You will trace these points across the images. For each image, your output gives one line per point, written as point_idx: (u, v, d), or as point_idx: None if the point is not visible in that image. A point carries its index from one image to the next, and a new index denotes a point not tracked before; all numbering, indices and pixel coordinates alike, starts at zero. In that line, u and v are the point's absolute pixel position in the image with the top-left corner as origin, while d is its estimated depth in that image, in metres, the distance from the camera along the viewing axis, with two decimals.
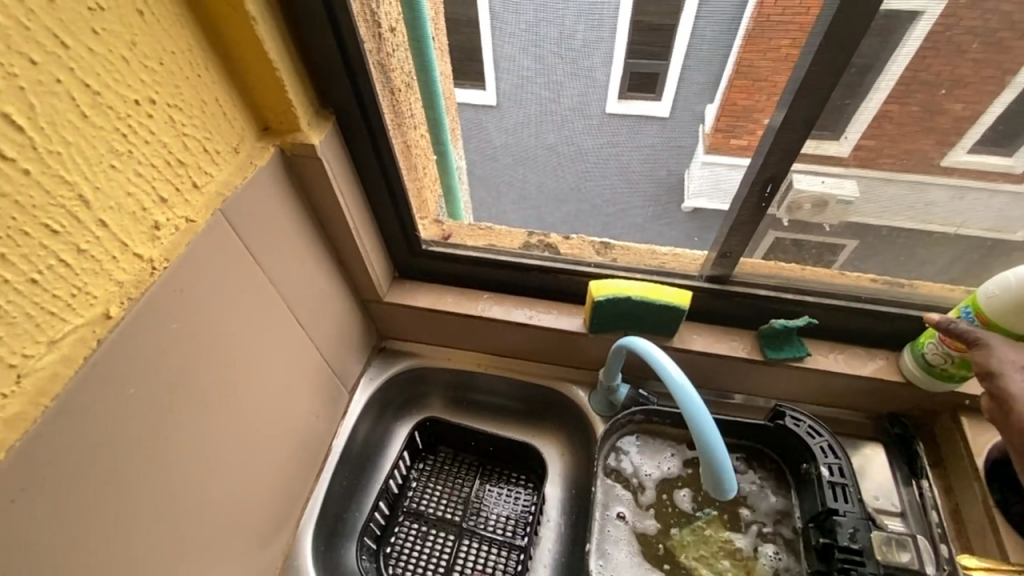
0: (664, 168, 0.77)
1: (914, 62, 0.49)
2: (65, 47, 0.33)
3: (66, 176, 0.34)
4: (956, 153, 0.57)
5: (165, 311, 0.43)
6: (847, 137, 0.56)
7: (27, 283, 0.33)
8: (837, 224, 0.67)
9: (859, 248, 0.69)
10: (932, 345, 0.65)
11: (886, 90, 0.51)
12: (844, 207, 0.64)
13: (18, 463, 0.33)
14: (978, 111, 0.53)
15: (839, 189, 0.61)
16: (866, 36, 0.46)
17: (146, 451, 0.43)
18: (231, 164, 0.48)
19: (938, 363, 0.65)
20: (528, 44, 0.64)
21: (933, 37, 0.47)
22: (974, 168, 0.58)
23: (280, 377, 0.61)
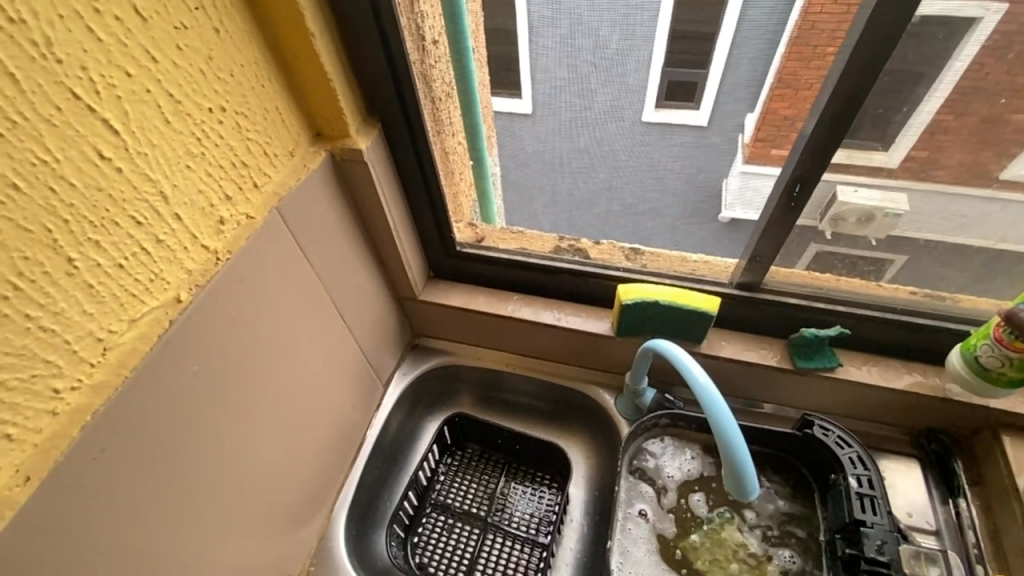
0: (692, 168, 0.93)
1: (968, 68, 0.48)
2: (155, 62, 0.37)
3: (149, 174, 0.39)
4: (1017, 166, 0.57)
5: (225, 299, 0.47)
6: (896, 148, 0.55)
7: (115, 267, 0.37)
8: (882, 238, 0.66)
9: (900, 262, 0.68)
10: (987, 348, 0.61)
11: (939, 100, 0.51)
12: (893, 220, 0.63)
13: (102, 425, 0.37)
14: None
15: (891, 204, 0.61)
16: (903, 42, 0.46)
17: (205, 426, 0.47)
18: (287, 166, 0.53)
19: (994, 368, 0.61)
20: (563, 58, 0.78)
21: (993, 43, 0.47)
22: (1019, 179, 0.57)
23: (321, 367, 0.65)
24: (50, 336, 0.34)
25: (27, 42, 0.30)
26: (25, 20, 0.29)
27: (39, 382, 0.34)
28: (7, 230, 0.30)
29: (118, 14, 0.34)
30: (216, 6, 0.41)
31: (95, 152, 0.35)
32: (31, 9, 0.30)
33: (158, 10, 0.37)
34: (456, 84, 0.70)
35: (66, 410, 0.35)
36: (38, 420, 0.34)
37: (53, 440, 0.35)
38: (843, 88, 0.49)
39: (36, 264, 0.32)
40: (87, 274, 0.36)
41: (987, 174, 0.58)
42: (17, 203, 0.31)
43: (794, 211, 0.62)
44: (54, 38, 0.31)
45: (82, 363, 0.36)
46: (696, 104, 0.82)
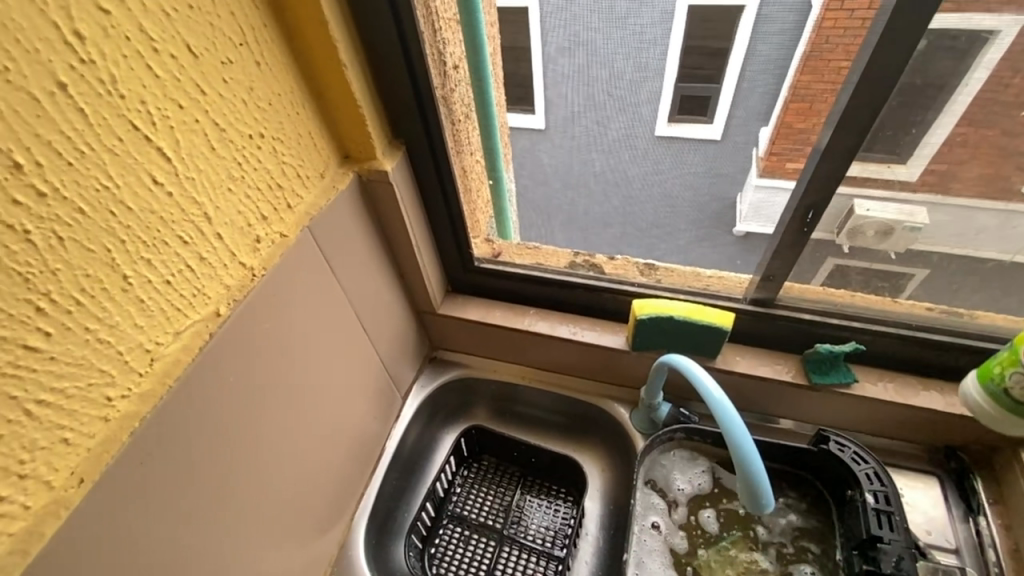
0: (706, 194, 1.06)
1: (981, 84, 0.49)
2: (203, 94, 0.41)
3: (195, 197, 0.42)
4: None
5: (259, 314, 0.50)
6: (917, 161, 0.57)
7: (163, 283, 0.40)
8: (903, 250, 0.68)
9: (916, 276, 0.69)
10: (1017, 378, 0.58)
11: (955, 116, 0.53)
12: (912, 233, 0.65)
13: (147, 431, 0.40)
14: None
15: (909, 217, 0.63)
16: (918, 61, 0.46)
17: (240, 433, 0.50)
18: (318, 187, 0.56)
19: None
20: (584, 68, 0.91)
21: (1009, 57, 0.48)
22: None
23: (345, 379, 0.67)
24: (104, 347, 0.36)
25: (95, 80, 0.33)
26: (94, 60, 0.33)
27: (94, 390, 0.36)
28: (72, 249, 0.33)
29: (173, 52, 0.38)
30: (258, 41, 0.45)
31: (149, 178, 0.38)
32: (100, 51, 0.33)
33: (208, 48, 0.40)
34: (475, 105, 0.73)
35: (117, 417, 0.38)
36: (93, 426, 0.36)
37: (105, 445, 0.37)
38: (852, 114, 0.49)
39: (96, 280, 0.35)
40: (139, 290, 0.38)
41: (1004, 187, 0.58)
42: (82, 225, 0.33)
43: (806, 231, 0.62)
44: (118, 76, 0.34)
45: (132, 373, 0.39)
46: (710, 116, 1.00)
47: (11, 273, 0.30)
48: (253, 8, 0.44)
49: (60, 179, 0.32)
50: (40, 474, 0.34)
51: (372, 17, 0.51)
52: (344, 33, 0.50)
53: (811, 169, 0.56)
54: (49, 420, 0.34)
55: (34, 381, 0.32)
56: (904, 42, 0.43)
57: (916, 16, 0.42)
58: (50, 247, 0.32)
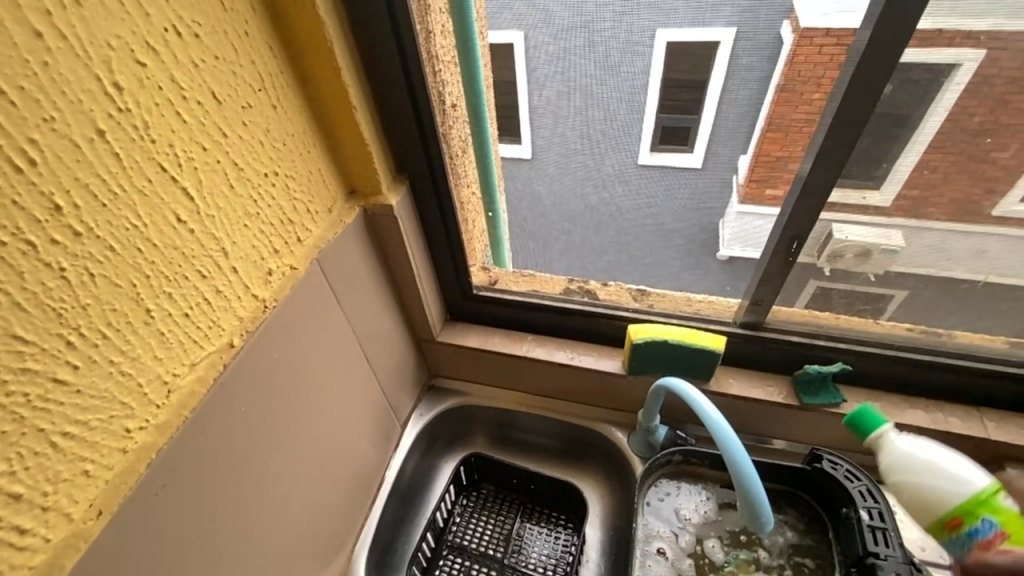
0: (695, 225, 1.10)
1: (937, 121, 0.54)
2: (225, 137, 0.43)
3: (214, 233, 0.43)
4: (1008, 202, 0.60)
5: (270, 343, 0.51)
6: (887, 187, 0.59)
7: (182, 316, 0.41)
8: (881, 275, 0.70)
9: (900, 298, 0.72)
10: None
11: (922, 144, 0.55)
12: (889, 256, 0.67)
13: (162, 462, 0.40)
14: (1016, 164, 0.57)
15: (885, 240, 0.65)
16: (887, 99, 0.50)
17: (250, 463, 0.50)
18: (326, 222, 0.58)
19: None
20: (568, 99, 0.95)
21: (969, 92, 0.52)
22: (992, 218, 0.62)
23: (347, 407, 0.68)
24: (126, 379, 0.37)
25: (130, 126, 0.35)
26: (130, 108, 0.35)
27: (115, 422, 0.37)
28: (102, 285, 0.35)
29: (200, 99, 0.40)
30: (275, 87, 0.48)
31: (173, 216, 0.39)
32: (135, 100, 0.35)
33: (230, 95, 0.43)
34: (473, 141, 0.76)
35: (134, 448, 0.38)
36: (111, 458, 0.37)
37: (123, 476, 0.37)
38: (829, 148, 0.54)
39: (122, 314, 0.36)
40: (159, 322, 0.39)
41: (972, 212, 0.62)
42: (111, 262, 0.35)
43: (791, 257, 0.66)
44: (150, 122, 0.37)
45: (150, 405, 0.40)
46: (690, 146, 0.95)
47: (45, 309, 0.31)
48: (272, 57, 0.47)
49: (93, 219, 0.34)
50: (62, 507, 0.34)
51: (379, 63, 0.54)
52: (355, 78, 0.53)
53: (791, 203, 0.60)
54: (73, 452, 0.34)
55: (61, 414, 0.33)
56: (874, 82, 0.48)
57: (884, 59, 0.46)
58: (81, 284, 0.33)
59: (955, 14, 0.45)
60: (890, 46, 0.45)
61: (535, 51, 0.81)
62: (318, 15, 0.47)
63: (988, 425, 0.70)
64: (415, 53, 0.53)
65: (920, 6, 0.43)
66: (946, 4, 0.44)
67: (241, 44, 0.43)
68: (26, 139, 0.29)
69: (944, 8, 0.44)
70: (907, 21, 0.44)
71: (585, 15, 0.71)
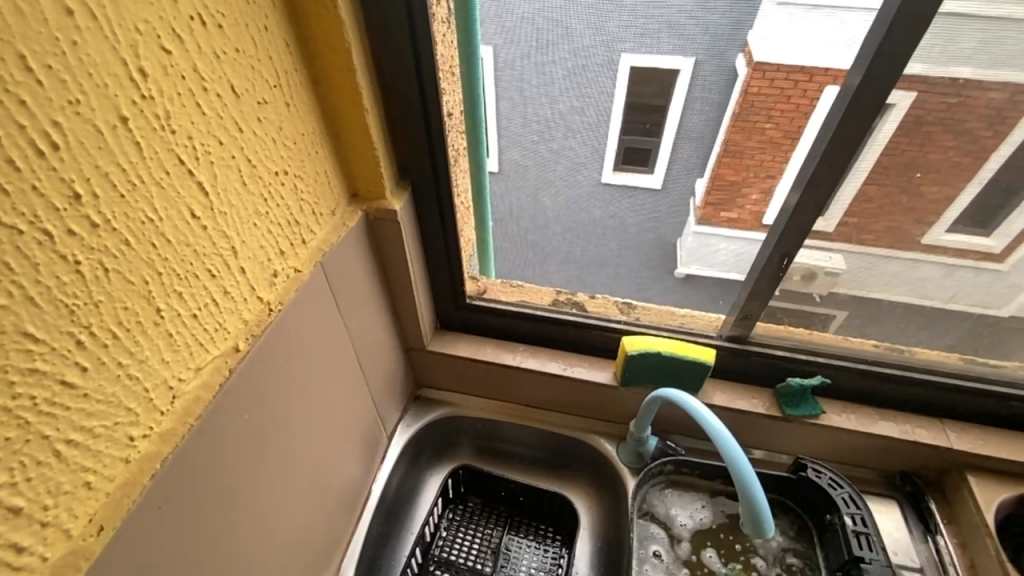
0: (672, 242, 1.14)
1: (915, 159, 0.58)
2: (240, 132, 0.41)
3: (226, 232, 0.41)
4: (936, 232, 0.67)
5: (274, 347, 0.48)
6: (831, 215, 0.64)
7: (190, 317, 0.39)
8: (826, 295, 0.75)
9: (848, 318, 0.79)
10: None
11: (864, 171, 0.59)
12: (832, 277, 0.73)
13: (168, 474, 0.38)
14: (955, 195, 0.62)
15: (830, 263, 0.70)
16: (872, 131, 0.54)
17: (249, 476, 0.48)
18: (329, 224, 0.56)
19: None
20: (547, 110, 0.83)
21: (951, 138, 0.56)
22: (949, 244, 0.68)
23: (340, 415, 0.65)
24: (132, 383, 0.35)
25: (153, 115, 0.33)
26: (153, 96, 0.33)
27: (118, 430, 0.34)
28: (115, 282, 0.32)
29: (219, 92, 0.38)
30: (289, 84, 0.46)
31: (188, 212, 0.37)
32: (159, 89, 0.33)
33: (248, 88, 0.41)
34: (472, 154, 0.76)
35: (137, 458, 0.36)
36: (113, 469, 0.34)
37: (125, 488, 0.35)
38: (820, 174, 0.57)
39: (132, 314, 0.34)
40: (168, 324, 0.37)
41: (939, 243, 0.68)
42: (125, 257, 0.33)
43: (779, 273, 0.69)
44: (172, 112, 0.35)
45: (155, 412, 0.37)
46: (652, 159, 0.98)
47: (58, 304, 0.29)
48: (288, 54, 0.45)
49: (111, 211, 0.31)
50: (61, 522, 0.31)
51: (392, 67, 0.53)
52: (369, 82, 0.52)
53: (783, 222, 0.63)
54: (76, 462, 0.32)
55: (66, 420, 0.31)
56: (865, 115, 0.51)
57: (875, 95, 0.50)
58: (95, 279, 0.31)
59: (944, 59, 0.48)
60: (882, 84, 0.49)
61: (552, 66, 0.74)
62: (339, 16, 0.46)
63: (951, 435, 0.75)
64: (431, 62, 0.53)
65: (908, 51, 0.46)
66: (937, 49, 0.47)
67: (260, 38, 0.42)
68: (49, 121, 0.27)
69: (934, 53, 0.48)
70: (895, 63, 0.47)
71: (607, 36, 0.67)
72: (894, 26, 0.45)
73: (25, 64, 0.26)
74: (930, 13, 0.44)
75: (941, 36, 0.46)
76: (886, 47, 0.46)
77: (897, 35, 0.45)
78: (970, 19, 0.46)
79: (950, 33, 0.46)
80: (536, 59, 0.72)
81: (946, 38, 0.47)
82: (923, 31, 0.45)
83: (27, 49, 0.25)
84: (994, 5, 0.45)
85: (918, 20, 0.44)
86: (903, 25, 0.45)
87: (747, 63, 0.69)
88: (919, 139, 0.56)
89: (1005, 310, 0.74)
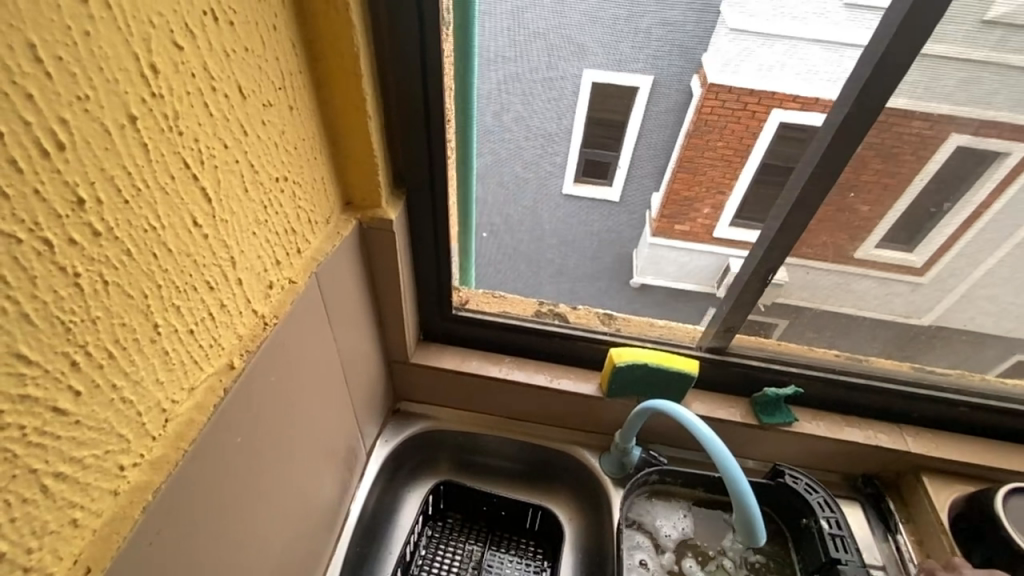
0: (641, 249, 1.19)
1: (892, 188, 0.62)
2: (245, 136, 0.39)
3: (226, 241, 0.39)
4: (866, 247, 0.71)
5: (269, 364, 0.45)
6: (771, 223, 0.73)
7: (186, 333, 0.36)
8: (767, 305, 0.77)
9: (787, 328, 0.83)
10: None
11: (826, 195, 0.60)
12: (776, 288, 0.74)
13: (162, 504, 0.34)
14: (925, 216, 0.66)
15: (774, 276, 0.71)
16: (852, 159, 0.57)
17: (237, 504, 0.44)
18: (323, 233, 0.54)
19: None
20: (548, 125, 0.77)
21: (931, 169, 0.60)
22: (879, 260, 0.73)
23: (324, 432, 0.62)
24: (126, 407, 0.32)
25: (161, 115, 0.31)
26: (163, 95, 0.30)
27: (109, 459, 0.31)
28: (114, 296, 0.29)
29: (227, 92, 0.36)
30: (292, 86, 0.44)
31: (190, 219, 0.35)
32: (169, 86, 0.31)
33: (254, 90, 0.39)
34: (458, 178, 0.69)
35: (126, 489, 0.32)
36: (100, 503, 0.31)
37: (113, 524, 0.31)
38: (805, 197, 0.60)
39: (130, 330, 0.31)
40: (164, 341, 0.34)
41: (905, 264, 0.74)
42: (126, 268, 0.30)
43: (762, 287, 0.72)
44: (180, 112, 0.32)
45: (146, 437, 0.34)
46: (610, 181, 0.98)
47: (54, 321, 0.26)
48: (294, 55, 0.43)
49: (114, 218, 0.28)
50: (44, 566, 0.28)
51: (396, 72, 0.52)
52: (372, 86, 0.51)
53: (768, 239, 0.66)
54: (63, 497, 0.28)
55: (56, 450, 0.27)
56: (851, 143, 0.55)
57: (859, 126, 0.53)
58: (94, 293, 0.28)
59: (927, 96, 0.52)
60: (866, 116, 0.52)
61: (561, 83, 0.69)
62: (348, 18, 0.44)
63: (908, 439, 0.81)
64: (437, 68, 0.52)
65: (891, 87, 0.50)
66: (921, 87, 0.51)
67: (268, 37, 0.40)
68: (57, 118, 0.24)
69: (917, 89, 0.51)
70: (879, 98, 0.51)
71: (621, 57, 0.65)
72: (881, 64, 0.48)
73: (35, 54, 0.23)
74: (912, 55, 0.47)
75: (926, 74, 0.50)
76: (872, 83, 0.50)
77: (882, 72, 0.49)
78: (953, 60, 0.49)
79: (933, 71, 0.50)
80: (545, 73, 0.67)
81: (930, 76, 0.50)
82: (905, 71, 0.49)
83: (38, 38, 0.23)
84: (975, 49, 0.49)
85: (902, 59, 0.48)
86: (889, 64, 0.48)
87: (702, 84, 0.69)
88: (896, 170, 0.60)
89: (925, 318, 0.81)
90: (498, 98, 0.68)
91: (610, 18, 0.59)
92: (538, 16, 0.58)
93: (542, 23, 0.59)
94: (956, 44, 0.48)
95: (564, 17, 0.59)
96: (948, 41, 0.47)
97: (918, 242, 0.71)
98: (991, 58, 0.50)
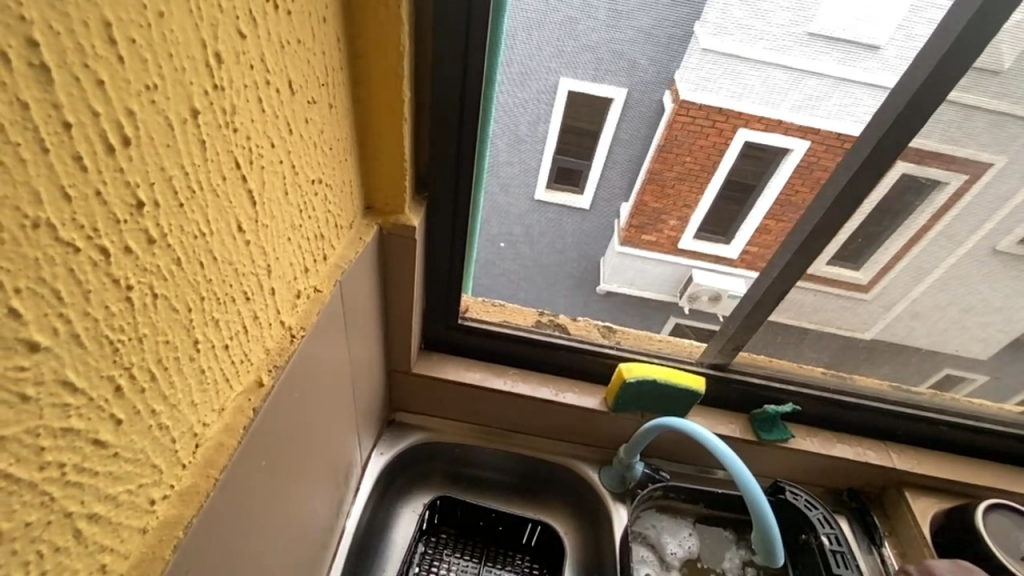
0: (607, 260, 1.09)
1: (903, 220, 0.65)
2: (289, 134, 0.36)
3: (264, 248, 0.35)
4: (818, 264, 0.69)
5: (294, 380, 0.42)
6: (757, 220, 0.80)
7: (222, 349, 0.33)
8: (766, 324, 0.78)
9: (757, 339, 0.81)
10: None
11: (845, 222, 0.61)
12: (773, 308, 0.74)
13: (192, 540, 0.31)
14: (932, 254, 0.69)
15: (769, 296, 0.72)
16: (872, 190, 0.59)
17: (253, 534, 0.40)
18: (346, 238, 0.51)
19: None
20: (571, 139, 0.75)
21: (947, 208, 0.63)
22: (835, 279, 0.72)
23: (332, 445, 0.59)
24: (162, 434, 0.28)
25: (220, 109, 0.27)
26: (224, 87, 0.27)
27: (141, 493, 0.28)
28: (161, 311, 0.26)
29: (278, 85, 0.33)
30: (333, 83, 0.41)
31: (235, 223, 0.31)
32: (230, 78, 0.28)
33: (302, 85, 0.36)
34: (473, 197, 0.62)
35: (155, 526, 0.29)
36: (129, 543, 0.27)
37: (141, 566, 0.28)
38: (825, 223, 0.61)
39: (172, 348, 0.27)
40: (201, 359, 0.30)
41: (910, 296, 0.76)
42: (174, 279, 0.26)
43: (773, 307, 0.74)
44: (237, 107, 0.29)
45: (177, 466, 0.30)
46: (581, 189, 0.87)
47: (102, 342, 0.23)
48: (337, 50, 0.40)
49: (169, 223, 0.25)
50: None
51: (438, 74, 0.50)
52: (409, 86, 0.48)
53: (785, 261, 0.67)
54: (95, 541, 0.25)
55: (93, 489, 0.24)
56: (875, 175, 0.56)
57: (885, 159, 0.55)
58: (143, 308, 0.24)
59: (952, 137, 0.55)
60: (891, 151, 0.54)
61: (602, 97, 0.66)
62: (400, 15, 0.41)
63: (894, 456, 0.84)
64: (479, 75, 0.50)
65: (916, 123, 0.52)
66: (949, 128, 0.54)
67: (318, 29, 0.37)
68: (125, 110, 0.21)
69: (947, 129, 0.54)
70: (905, 134, 0.53)
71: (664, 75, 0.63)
72: (914, 101, 0.50)
73: (109, 34, 0.20)
74: (943, 95, 0.50)
75: (954, 118, 0.53)
76: (903, 118, 0.52)
77: (913, 109, 0.51)
78: (977, 108, 0.53)
79: (962, 115, 0.53)
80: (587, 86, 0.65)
81: (958, 119, 0.53)
82: (933, 109, 0.51)
83: (115, 17, 0.20)
84: (1000, 99, 0.52)
85: (933, 98, 0.50)
86: (921, 102, 0.50)
87: (674, 100, 0.66)
88: (908, 203, 0.62)
89: (866, 333, 0.82)
90: (529, 104, 0.66)
91: (664, 37, 0.59)
92: (592, 28, 0.58)
93: (595, 35, 0.58)
94: (982, 94, 0.51)
95: (618, 32, 0.58)
96: (976, 90, 0.51)
97: (864, 263, 0.71)
98: (1013, 110, 0.53)
